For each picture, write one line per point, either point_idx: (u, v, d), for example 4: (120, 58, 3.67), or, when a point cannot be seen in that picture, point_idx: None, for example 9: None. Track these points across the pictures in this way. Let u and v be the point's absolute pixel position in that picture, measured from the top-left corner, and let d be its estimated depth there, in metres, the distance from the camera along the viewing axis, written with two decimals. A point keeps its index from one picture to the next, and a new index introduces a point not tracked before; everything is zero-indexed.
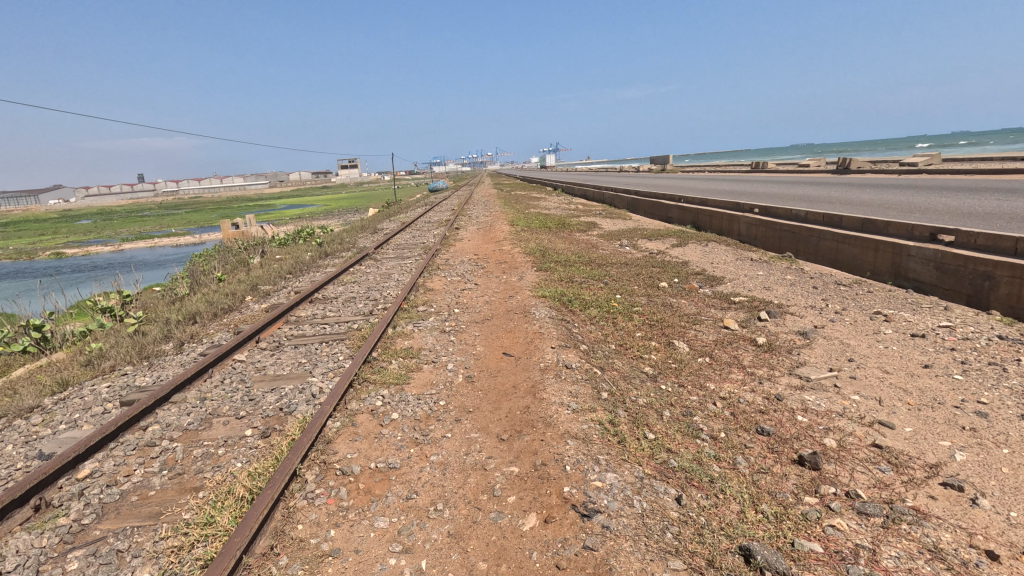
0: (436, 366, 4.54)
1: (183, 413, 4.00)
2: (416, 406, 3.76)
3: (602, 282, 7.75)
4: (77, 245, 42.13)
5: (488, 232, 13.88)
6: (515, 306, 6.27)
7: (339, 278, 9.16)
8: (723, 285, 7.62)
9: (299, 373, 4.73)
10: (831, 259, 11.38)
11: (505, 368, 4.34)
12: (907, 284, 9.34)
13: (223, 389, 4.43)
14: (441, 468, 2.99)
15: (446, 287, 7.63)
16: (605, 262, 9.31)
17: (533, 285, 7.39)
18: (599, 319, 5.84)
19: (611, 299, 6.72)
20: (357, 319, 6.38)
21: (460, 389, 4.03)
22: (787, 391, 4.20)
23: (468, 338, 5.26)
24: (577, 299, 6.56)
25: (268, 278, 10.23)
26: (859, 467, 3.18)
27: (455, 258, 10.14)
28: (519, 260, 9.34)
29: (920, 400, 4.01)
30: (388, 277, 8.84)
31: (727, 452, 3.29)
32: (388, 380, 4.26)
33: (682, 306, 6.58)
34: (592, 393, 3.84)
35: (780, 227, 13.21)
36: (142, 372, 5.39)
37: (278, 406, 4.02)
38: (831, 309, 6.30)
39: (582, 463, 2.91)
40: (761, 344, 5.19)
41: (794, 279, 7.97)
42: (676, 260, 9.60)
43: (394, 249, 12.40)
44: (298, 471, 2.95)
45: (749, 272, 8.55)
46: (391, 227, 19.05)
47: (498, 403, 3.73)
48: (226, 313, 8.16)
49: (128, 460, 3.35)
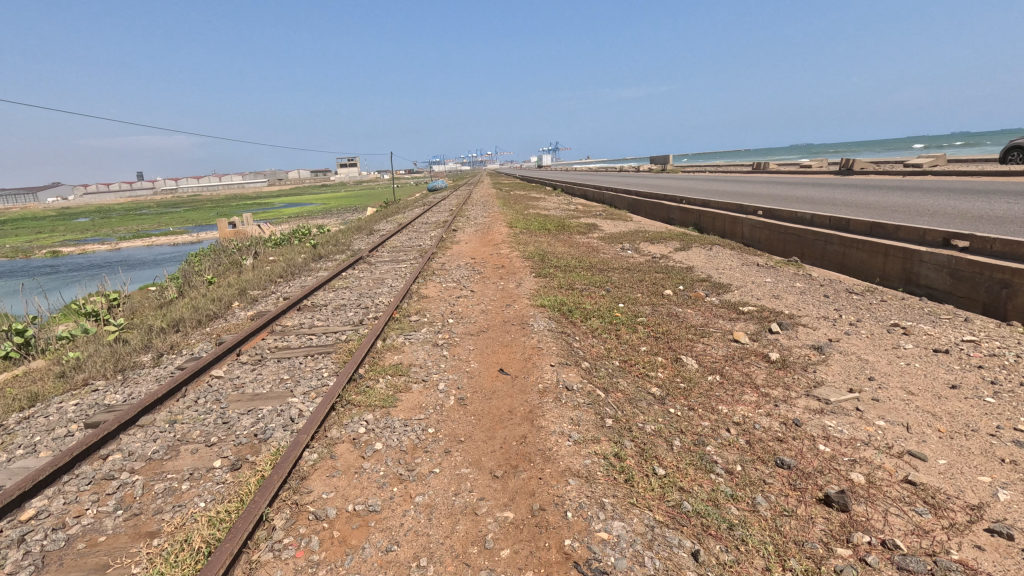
0: (426, 386, 4.21)
1: (148, 439, 3.66)
2: (402, 434, 3.43)
3: (604, 289, 7.41)
4: (72, 243, 41.69)
5: (487, 235, 13.52)
6: (512, 316, 5.93)
7: (330, 283, 8.82)
8: (730, 293, 7.29)
9: (279, 393, 4.39)
10: (838, 264, 11.07)
11: (501, 389, 4.01)
12: (919, 291, 9.03)
13: (196, 412, 4.09)
14: (426, 512, 2.66)
15: (441, 294, 7.30)
16: (607, 268, 8.97)
17: (531, 293, 7.06)
18: (602, 331, 5.51)
19: (613, 309, 6.38)
20: (345, 330, 6.04)
21: (450, 413, 3.70)
22: (805, 415, 3.87)
23: (462, 353, 4.93)
24: (577, 308, 6.23)
25: (258, 282, 9.88)
26: (894, 509, 2.85)
27: (451, 262, 9.79)
28: (517, 265, 8.99)
29: (952, 426, 3.68)
30: (381, 282, 8.50)
31: (745, 490, 2.96)
32: (373, 402, 3.93)
33: (688, 317, 6.25)
34: (595, 420, 3.51)
35: (785, 230, 12.90)
36: (114, 387, 5.05)
37: (253, 432, 3.69)
38: (845, 320, 5.98)
39: (585, 508, 2.58)
40: (774, 361, 4.86)
41: (804, 286, 7.65)
42: (680, 265, 9.26)
43: (389, 251, 12.05)
44: (265, 516, 2.62)
45: (757, 278, 8.23)
46: (387, 228, 18.71)
47: (492, 432, 3.40)
48: (212, 320, 7.81)
49: (80, 497, 3.02)
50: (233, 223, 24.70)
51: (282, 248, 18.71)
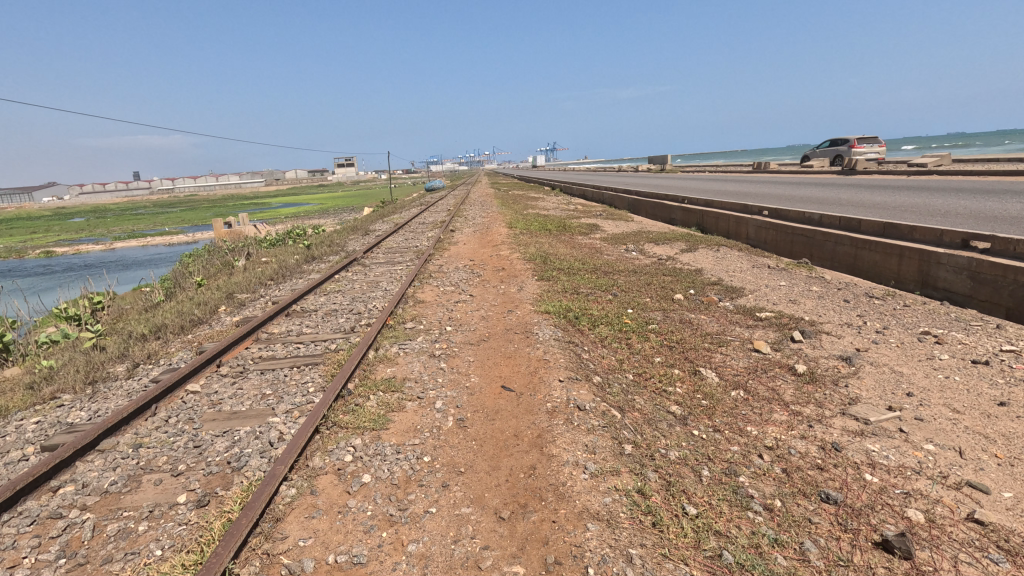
0: (421, 404, 3.80)
1: (108, 468, 3.24)
2: (395, 464, 3.02)
3: (611, 294, 7.00)
4: (65, 244, 41.11)
5: (486, 236, 13.11)
6: (514, 324, 5.52)
7: (322, 286, 8.41)
8: (744, 298, 6.90)
9: (259, 411, 3.97)
10: (849, 266, 10.70)
11: (505, 409, 3.60)
12: (936, 294, 8.66)
13: (165, 435, 3.66)
14: (420, 566, 2.25)
15: (438, 299, 6.90)
16: (612, 270, 8.57)
17: (534, 298, 6.64)
18: (611, 341, 5.10)
19: (623, 315, 5.98)
20: (335, 338, 5.62)
21: (448, 437, 3.29)
22: (844, 437, 3.47)
23: (461, 365, 4.52)
24: (584, 315, 5.82)
25: (248, 285, 9.46)
26: (964, 556, 2.45)
27: (449, 265, 9.37)
28: (518, 268, 8.58)
29: (1010, 451, 3.28)
30: (376, 286, 8.09)
31: (790, 533, 2.56)
32: (362, 423, 3.52)
33: (702, 324, 5.85)
34: (613, 446, 3.11)
35: (792, 230, 12.53)
36: (81, 402, 4.61)
37: (227, 459, 3.28)
38: (871, 328, 5.58)
39: (608, 564, 2.18)
40: (801, 374, 4.46)
41: (821, 290, 7.26)
42: (688, 268, 8.86)
43: (385, 252, 11.64)
44: (229, 572, 2.21)
45: (770, 282, 7.84)
46: (383, 229, 18.28)
47: (496, 460, 2.99)
48: (196, 327, 7.38)
49: (18, 543, 2.60)
50: (227, 223, 24.26)
51: (276, 249, 18.27)
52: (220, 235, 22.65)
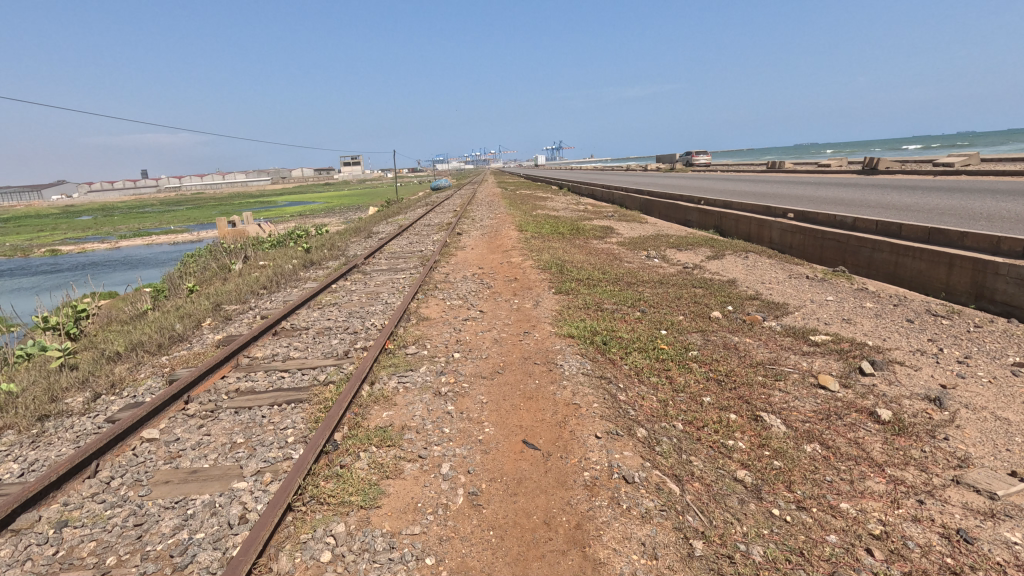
0: (424, 467, 3.04)
1: (13, 564, 2.49)
2: (387, 571, 2.25)
3: (639, 311, 6.19)
4: (69, 243, 40.70)
5: (495, 240, 12.33)
6: (533, 352, 4.73)
7: (317, 298, 7.69)
8: (790, 316, 6.12)
9: (224, 471, 3.21)
10: (890, 275, 9.85)
11: (530, 478, 2.83)
12: (993, 307, 7.83)
13: (101, 508, 2.91)
14: None
15: (445, 316, 6.16)
16: (636, 281, 7.77)
17: (553, 317, 5.85)
18: (649, 375, 4.31)
19: (657, 339, 5.19)
20: (325, 367, 4.86)
21: (458, 524, 2.52)
22: (972, 521, 2.67)
23: (472, 408, 3.74)
24: (613, 339, 5.05)
25: (239, 295, 8.75)
26: None
27: (456, 274, 8.60)
28: (532, 278, 7.80)
29: None
30: (376, 298, 7.36)
31: None
32: (349, 498, 2.75)
33: (750, 350, 5.05)
34: (678, 546, 2.35)
35: (822, 235, 11.72)
36: (18, 449, 3.87)
37: (170, 551, 2.53)
38: (950, 358, 4.76)
39: None
40: (886, 423, 3.66)
41: (875, 306, 6.47)
42: (719, 278, 8.07)
43: (388, 258, 10.91)
44: None
45: (814, 295, 7.05)
46: (386, 231, 17.51)
47: (524, 567, 2.23)
48: (176, 345, 6.63)
49: None
50: (231, 223, 23.68)
51: (276, 251, 17.56)
52: (223, 235, 21.98)
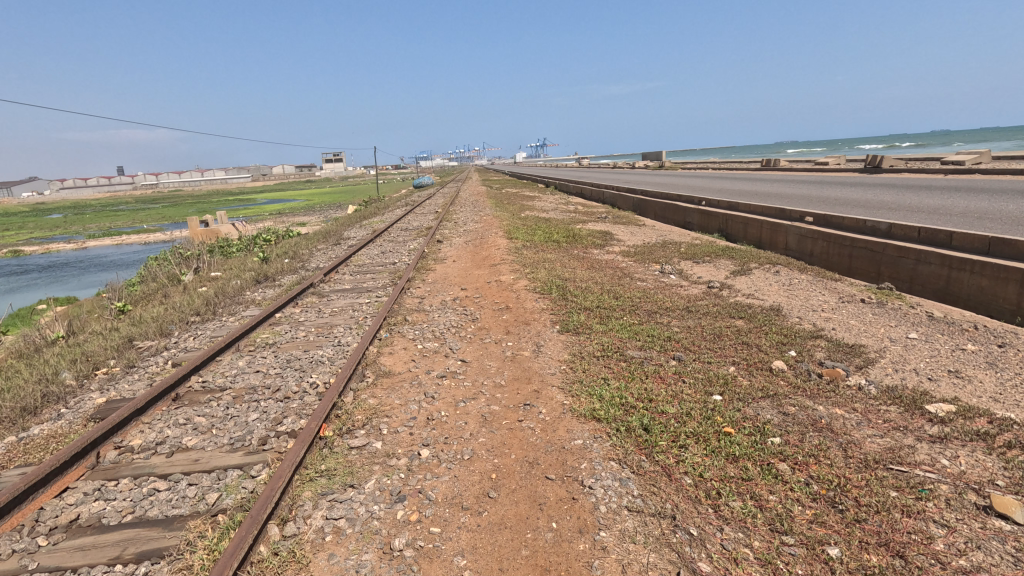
0: None
1: None
2: None
3: (676, 361, 4.60)
4: (34, 241, 38.29)
5: (481, 249, 10.70)
6: (541, 451, 3.11)
7: (253, 333, 5.99)
8: (874, 366, 4.59)
9: None
10: (939, 291, 8.44)
11: None
12: None
13: None
14: None
15: (412, 370, 4.52)
16: (658, 311, 6.18)
17: (562, 375, 4.23)
18: (732, 501, 2.71)
19: (718, 418, 3.57)
20: (224, 474, 3.16)
21: None
22: None
23: None
24: (659, 421, 3.44)
25: (162, 325, 6.96)
26: None
27: (433, 299, 6.94)
28: (528, 307, 6.20)
29: None
30: (327, 336, 5.69)
31: None
32: None
33: (854, 433, 3.49)
34: None
35: (850, 242, 10.31)
36: None
37: None
38: None
39: None
40: None
41: (975, 348, 4.95)
42: (758, 304, 6.55)
43: (355, 273, 9.21)
44: None
45: (886, 331, 5.54)
46: (360, 236, 15.79)
47: None
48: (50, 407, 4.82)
49: None
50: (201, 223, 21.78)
51: (237, 258, 15.71)
52: (189, 233, 20.00)
